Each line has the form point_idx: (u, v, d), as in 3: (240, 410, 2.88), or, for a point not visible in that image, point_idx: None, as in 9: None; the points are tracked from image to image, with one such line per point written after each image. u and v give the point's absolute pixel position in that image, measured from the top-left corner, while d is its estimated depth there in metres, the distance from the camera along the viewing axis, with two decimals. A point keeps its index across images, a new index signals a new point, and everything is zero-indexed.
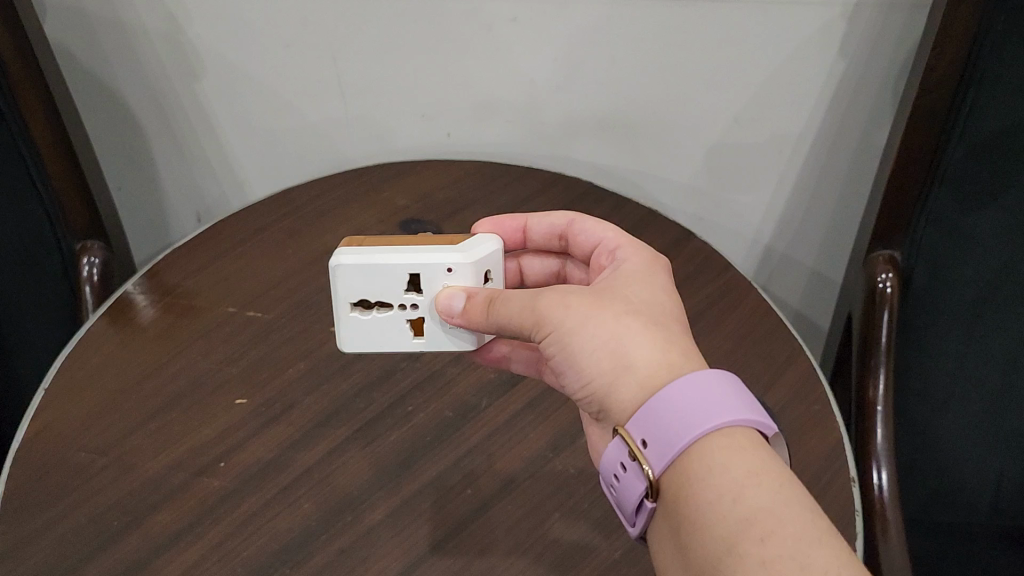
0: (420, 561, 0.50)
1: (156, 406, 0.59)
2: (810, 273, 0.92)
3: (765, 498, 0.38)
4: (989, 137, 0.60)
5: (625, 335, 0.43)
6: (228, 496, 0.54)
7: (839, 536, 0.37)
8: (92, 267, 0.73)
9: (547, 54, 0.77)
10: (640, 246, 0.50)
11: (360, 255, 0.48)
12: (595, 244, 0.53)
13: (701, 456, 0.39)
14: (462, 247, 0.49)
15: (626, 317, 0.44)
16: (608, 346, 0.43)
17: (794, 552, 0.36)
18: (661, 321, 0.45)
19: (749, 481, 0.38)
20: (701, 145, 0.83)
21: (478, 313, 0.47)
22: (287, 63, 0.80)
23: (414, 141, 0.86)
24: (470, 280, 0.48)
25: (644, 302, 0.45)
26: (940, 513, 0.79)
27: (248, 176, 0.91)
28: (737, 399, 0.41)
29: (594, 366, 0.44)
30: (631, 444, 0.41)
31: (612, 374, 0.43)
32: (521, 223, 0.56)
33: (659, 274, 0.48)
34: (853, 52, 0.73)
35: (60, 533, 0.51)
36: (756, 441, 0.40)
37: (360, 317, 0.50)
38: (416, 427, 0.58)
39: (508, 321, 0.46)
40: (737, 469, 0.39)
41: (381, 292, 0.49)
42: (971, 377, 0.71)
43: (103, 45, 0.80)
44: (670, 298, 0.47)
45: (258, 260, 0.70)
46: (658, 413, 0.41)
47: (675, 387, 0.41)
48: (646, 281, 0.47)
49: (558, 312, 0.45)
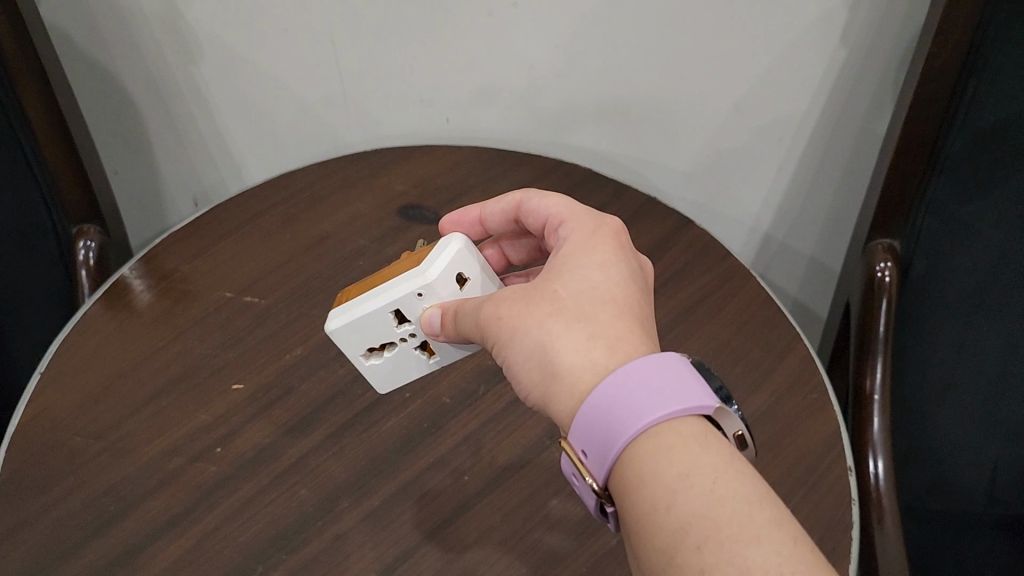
0: (415, 548, 0.50)
1: (152, 390, 0.59)
2: (809, 261, 0.92)
3: (698, 500, 0.36)
4: (990, 127, 0.60)
5: (549, 339, 0.42)
6: (225, 481, 0.54)
7: (781, 529, 0.35)
8: (89, 250, 0.72)
9: (547, 39, 0.76)
10: (582, 219, 0.48)
11: (343, 315, 0.48)
12: (543, 221, 0.51)
13: (633, 466, 0.39)
14: (425, 264, 0.47)
15: (550, 320, 0.42)
16: (536, 357, 0.42)
17: (730, 556, 0.34)
18: (587, 314, 0.42)
19: (680, 484, 0.37)
20: (701, 133, 0.83)
21: (450, 327, 0.46)
22: (284, 47, 0.79)
23: (414, 125, 0.85)
24: (444, 294, 0.47)
25: (574, 295, 0.43)
26: (936, 501, 0.79)
27: (246, 159, 0.90)
28: (660, 392, 0.39)
29: (527, 377, 0.43)
30: (574, 456, 0.41)
31: (544, 385, 0.42)
32: (477, 214, 0.55)
33: (597, 251, 0.46)
34: (855, 40, 0.73)
35: (56, 517, 0.51)
36: (690, 435, 0.39)
37: (377, 361, 0.51)
38: (412, 414, 0.58)
39: (462, 333, 0.46)
40: (667, 473, 0.37)
41: (379, 335, 0.49)
42: (969, 367, 0.71)
43: (100, 28, 0.79)
44: (604, 281, 0.44)
45: (256, 246, 0.70)
46: (586, 426, 0.40)
47: (599, 397, 0.40)
48: (578, 265, 0.45)
49: (491, 324, 0.44)
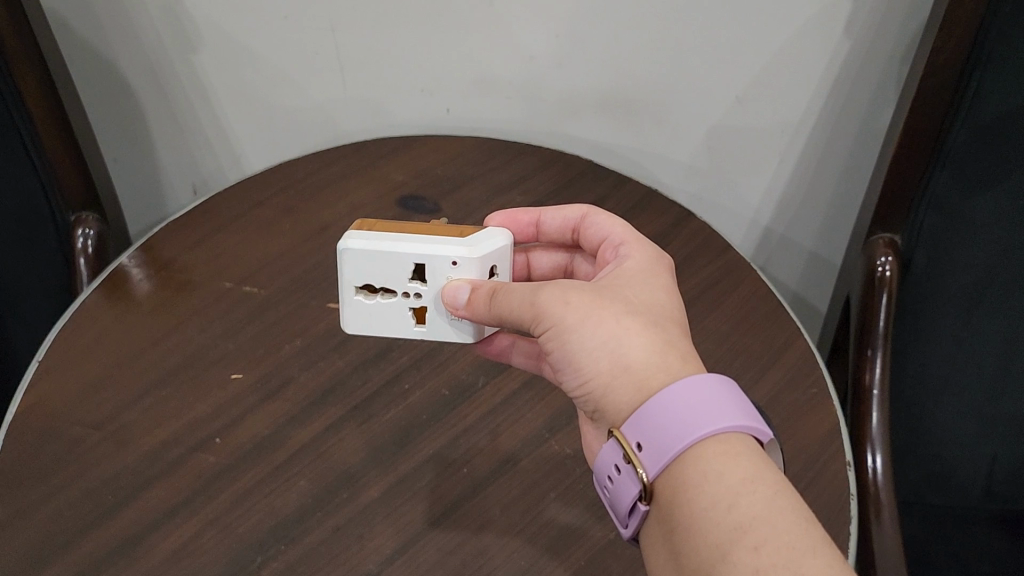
0: (416, 538, 0.50)
1: (151, 380, 0.59)
2: (809, 255, 0.91)
3: (760, 506, 0.37)
4: (992, 120, 0.60)
5: (623, 335, 0.43)
6: (225, 472, 0.54)
7: (833, 546, 0.37)
8: (86, 239, 0.71)
9: (549, 28, 0.76)
10: (646, 245, 0.49)
11: (368, 241, 0.47)
12: (603, 238, 0.52)
13: (696, 463, 0.39)
14: (470, 240, 0.48)
15: (627, 319, 0.43)
16: (606, 348, 0.43)
17: (788, 561, 0.36)
18: (659, 322, 0.44)
19: (746, 487, 0.38)
20: (703, 124, 0.82)
21: (481, 305, 0.47)
22: (287, 35, 0.79)
23: (417, 116, 0.85)
24: (475, 273, 0.48)
25: (643, 303, 0.45)
26: (934, 496, 0.79)
27: (245, 147, 0.89)
28: (732, 406, 0.40)
29: (591, 367, 0.43)
30: (627, 447, 0.41)
31: (609, 376, 0.43)
32: (534, 217, 0.54)
33: (660, 273, 0.47)
34: (858, 31, 0.73)
35: (55, 506, 0.51)
36: (753, 449, 0.40)
37: (365, 300, 0.50)
38: (413, 404, 0.58)
39: (497, 314, 0.46)
40: (732, 475, 0.38)
41: (387, 279, 0.48)
42: (968, 361, 0.71)
43: (98, 13, 0.78)
44: (670, 299, 0.46)
45: (255, 235, 0.69)
46: (655, 414, 0.40)
47: (675, 393, 0.40)
48: (647, 282, 0.46)
49: (553, 308, 0.44)
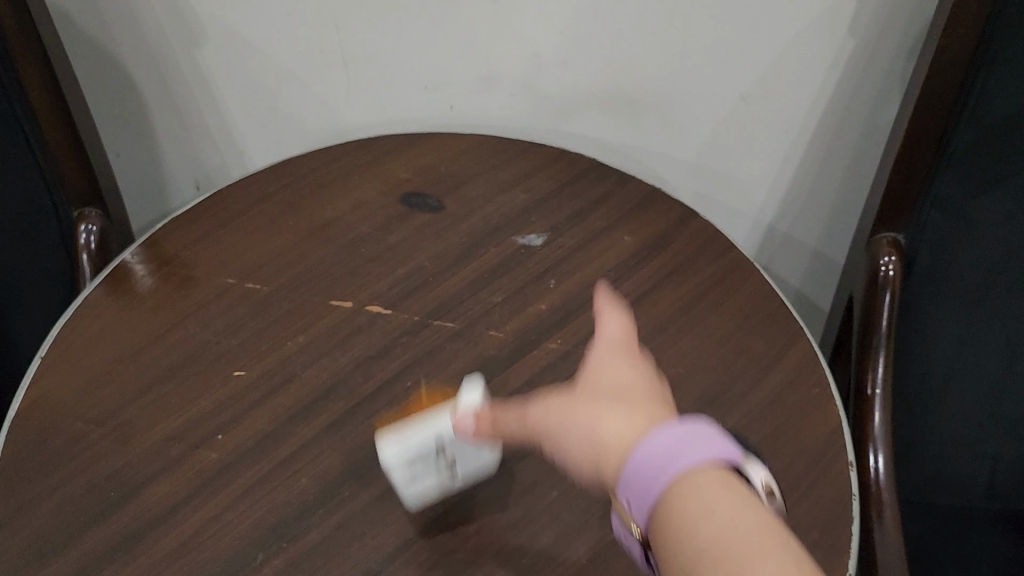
0: (418, 536, 0.50)
1: (153, 376, 0.59)
2: (812, 254, 0.91)
3: (722, 535, 0.36)
4: (997, 121, 0.60)
5: (596, 423, 0.41)
6: (227, 468, 0.54)
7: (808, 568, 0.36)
8: (89, 234, 0.71)
9: (554, 25, 0.76)
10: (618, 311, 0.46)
11: (401, 443, 0.49)
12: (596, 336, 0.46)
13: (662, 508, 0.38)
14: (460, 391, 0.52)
15: (598, 408, 0.42)
16: (585, 451, 0.41)
17: None
18: (631, 400, 0.42)
19: (703, 518, 0.37)
20: (707, 122, 0.82)
21: (485, 428, 0.48)
22: (290, 31, 0.79)
23: (420, 112, 0.85)
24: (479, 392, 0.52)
25: (614, 389, 0.43)
26: (937, 496, 0.79)
27: (248, 144, 0.89)
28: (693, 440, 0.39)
29: (578, 472, 0.42)
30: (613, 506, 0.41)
31: (593, 478, 0.42)
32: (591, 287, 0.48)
33: (631, 347, 0.45)
34: (864, 31, 0.72)
35: (57, 501, 0.51)
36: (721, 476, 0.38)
37: (413, 489, 0.50)
38: (415, 402, 0.58)
39: (498, 432, 0.47)
40: (693, 505, 0.37)
41: (426, 454, 0.50)
42: (970, 361, 0.71)
43: (102, 8, 0.78)
44: (639, 371, 0.44)
45: (259, 231, 0.69)
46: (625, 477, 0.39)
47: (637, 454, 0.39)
48: (616, 360, 0.44)
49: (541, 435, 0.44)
